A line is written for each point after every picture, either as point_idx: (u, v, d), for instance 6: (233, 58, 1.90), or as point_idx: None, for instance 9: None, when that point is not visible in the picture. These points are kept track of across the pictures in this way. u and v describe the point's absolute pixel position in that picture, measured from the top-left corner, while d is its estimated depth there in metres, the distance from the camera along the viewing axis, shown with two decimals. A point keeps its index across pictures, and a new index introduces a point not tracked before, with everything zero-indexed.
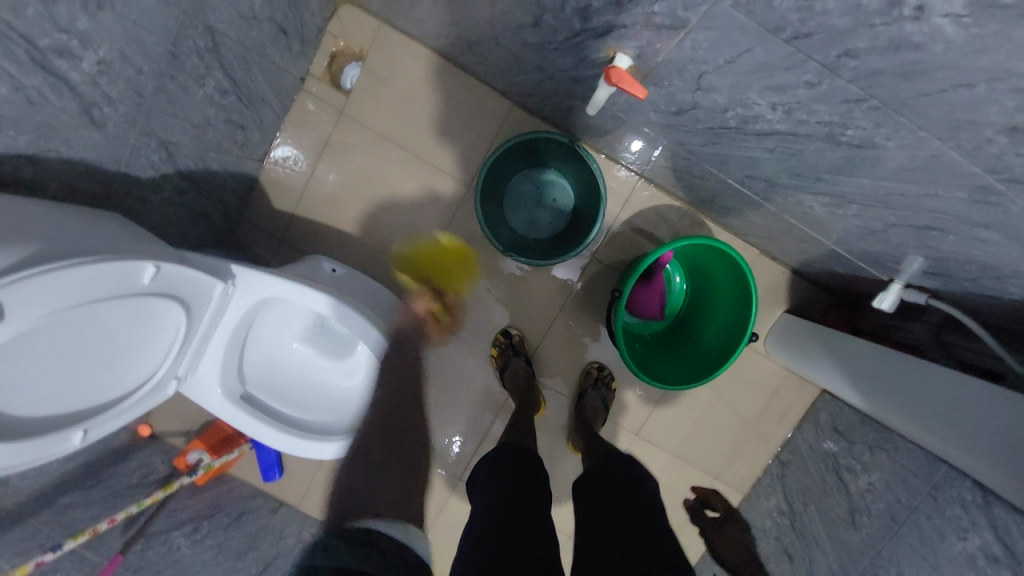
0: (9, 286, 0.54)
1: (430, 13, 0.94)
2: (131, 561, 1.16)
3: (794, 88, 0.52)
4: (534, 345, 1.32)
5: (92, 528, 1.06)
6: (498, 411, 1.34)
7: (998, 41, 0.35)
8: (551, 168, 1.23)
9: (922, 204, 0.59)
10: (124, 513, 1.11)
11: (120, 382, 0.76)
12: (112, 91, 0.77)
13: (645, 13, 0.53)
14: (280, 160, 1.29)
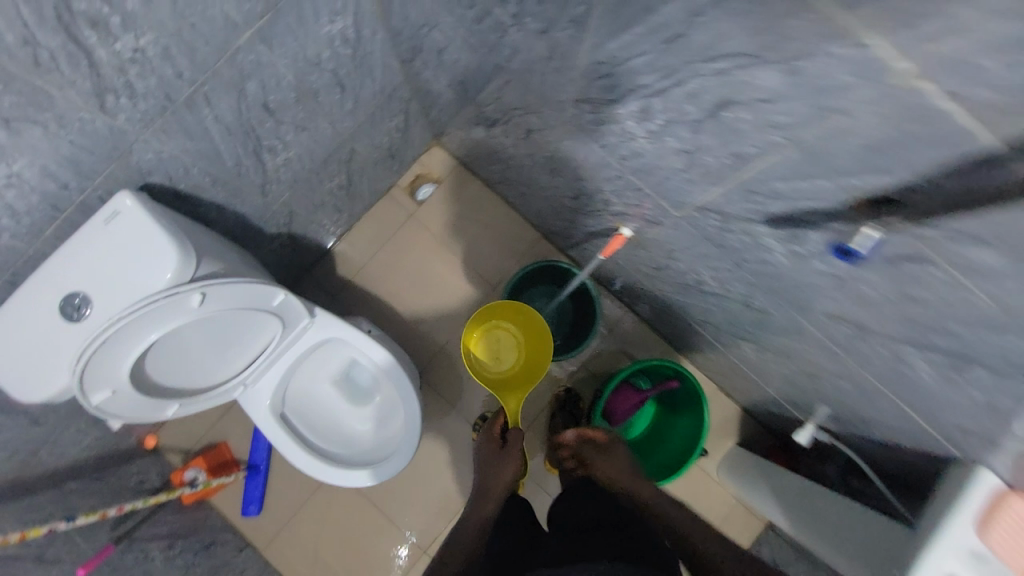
0: (208, 288, 0.79)
1: (501, 170, 1.36)
2: (113, 559, 1.19)
3: (721, 273, 0.85)
4: None
5: (104, 511, 1.14)
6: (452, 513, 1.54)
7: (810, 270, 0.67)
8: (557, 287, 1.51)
9: (807, 361, 0.89)
10: (132, 505, 1.20)
11: (213, 374, 0.97)
12: (280, 176, 1.13)
13: (639, 214, 0.89)
14: (353, 238, 1.64)
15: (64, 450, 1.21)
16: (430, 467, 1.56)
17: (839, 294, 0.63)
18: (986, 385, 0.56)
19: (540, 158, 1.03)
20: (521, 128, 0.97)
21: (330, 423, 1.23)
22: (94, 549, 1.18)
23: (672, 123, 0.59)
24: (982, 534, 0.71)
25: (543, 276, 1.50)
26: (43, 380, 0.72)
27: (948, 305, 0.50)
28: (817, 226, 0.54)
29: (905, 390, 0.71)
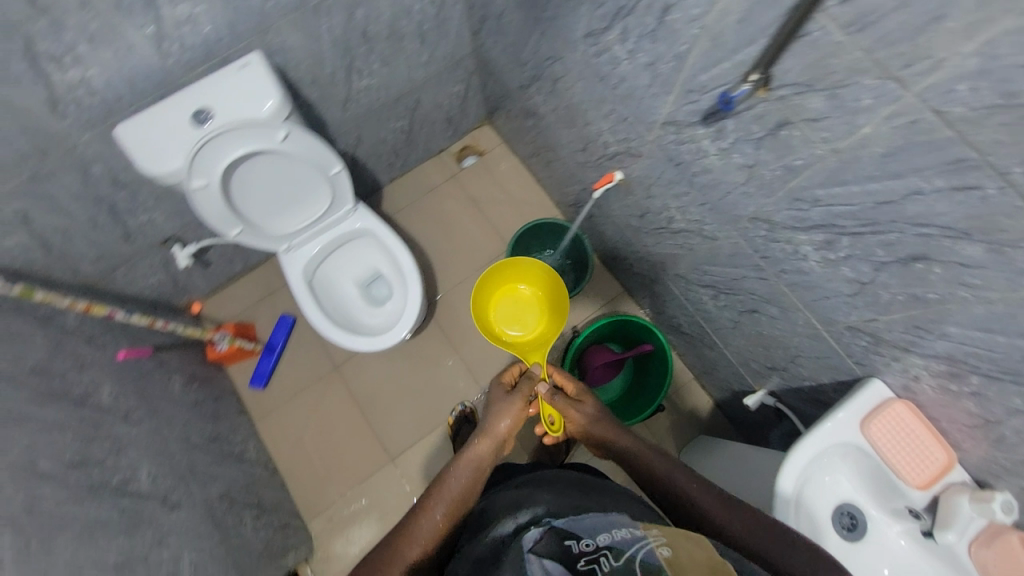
0: (288, 128, 1.06)
1: (535, 137, 1.62)
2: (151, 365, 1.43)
3: (682, 198, 1.02)
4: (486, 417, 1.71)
5: (155, 320, 1.41)
6: (423, 438, 1.70)
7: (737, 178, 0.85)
8: (553, 240, 1.67)
9: (749, 293, 1.02)
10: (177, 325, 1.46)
11: (268, 220, 1.26)
12: (360, 99, 1.45)
13: (628, 147, 1.08)
14: (401, 183, 1.93)
15: (132, 278, 1.48)
16: (415, 386, 1.74)
17: (754, 189, 0.80)
18: (850, 257, 0.71)
19: (562, 111, 1.27)
20: (549, 81, 1.23)
21: (344, 307, 1.46)
22: (132, 346, 1.39)
23: (641, 39, 0.81)
24: (863, 427, 0.82)
25: (546, 232, 1.66)
26: (159, 158, 0.99)
27: (810, 167, 0.67)
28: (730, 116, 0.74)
29: (811, 295, 0.85)
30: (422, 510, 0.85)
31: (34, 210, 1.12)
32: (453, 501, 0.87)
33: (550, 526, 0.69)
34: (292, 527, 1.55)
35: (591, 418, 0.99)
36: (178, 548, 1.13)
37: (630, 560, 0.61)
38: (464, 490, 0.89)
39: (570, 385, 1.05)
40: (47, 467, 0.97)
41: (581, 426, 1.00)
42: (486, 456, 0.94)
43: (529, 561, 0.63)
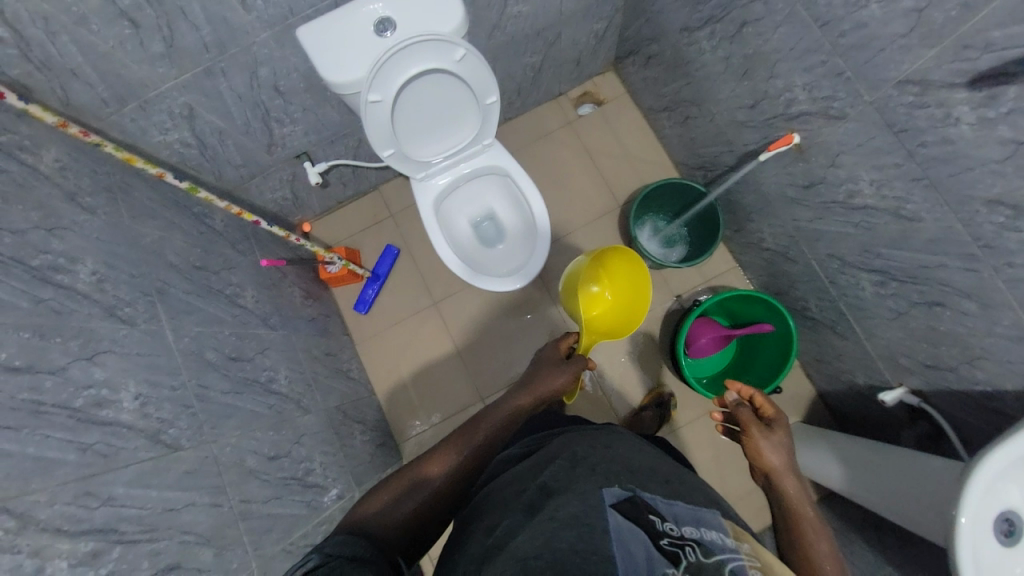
0: (469, 49, 1.03)
1: (676, 89, 1.51)
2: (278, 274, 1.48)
3: (885, 169, 0.92)
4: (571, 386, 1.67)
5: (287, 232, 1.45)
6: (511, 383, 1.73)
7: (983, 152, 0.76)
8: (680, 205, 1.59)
9: (939, 282, 0.94)
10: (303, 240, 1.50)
11: (413, 145, 1.23)
12: (507, 27, 1.37)
13: (825, 106, 0.98)
14: (513, 125, 1.86)
15: (263, 190, 1.50)
16: (507, 333, 1.76)
17: (1014, 168, 0.72)
18: None
19: (736, 60, 1.17)
20: (733, 24, 1.12)
21: (461, 244, 1.46)
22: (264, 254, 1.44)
23: None
24: None
25: (672, 194, 1.57)
26: (344, 66, 0.97)
27: None
28: (1020, 78, 0.66)
29: None
30: (451, 446, 0.93)
31: (201, 107, 1.14)
32: (479, 441, 0.95)
33: (636, 495, 0.68)
34: (388, 447, 1.64)
35: (777, 448, 0.90)
36: (311, 449, 1.21)
37: (720, 561, 0.57)
38: (491, 436, 0.97)
39: (770, 407, 0.98)
40: (211, 356, 1.03)
41: (762, 453, 0.90)
42: (520, 412, 1.04)
43: (610, 513, 0.62)
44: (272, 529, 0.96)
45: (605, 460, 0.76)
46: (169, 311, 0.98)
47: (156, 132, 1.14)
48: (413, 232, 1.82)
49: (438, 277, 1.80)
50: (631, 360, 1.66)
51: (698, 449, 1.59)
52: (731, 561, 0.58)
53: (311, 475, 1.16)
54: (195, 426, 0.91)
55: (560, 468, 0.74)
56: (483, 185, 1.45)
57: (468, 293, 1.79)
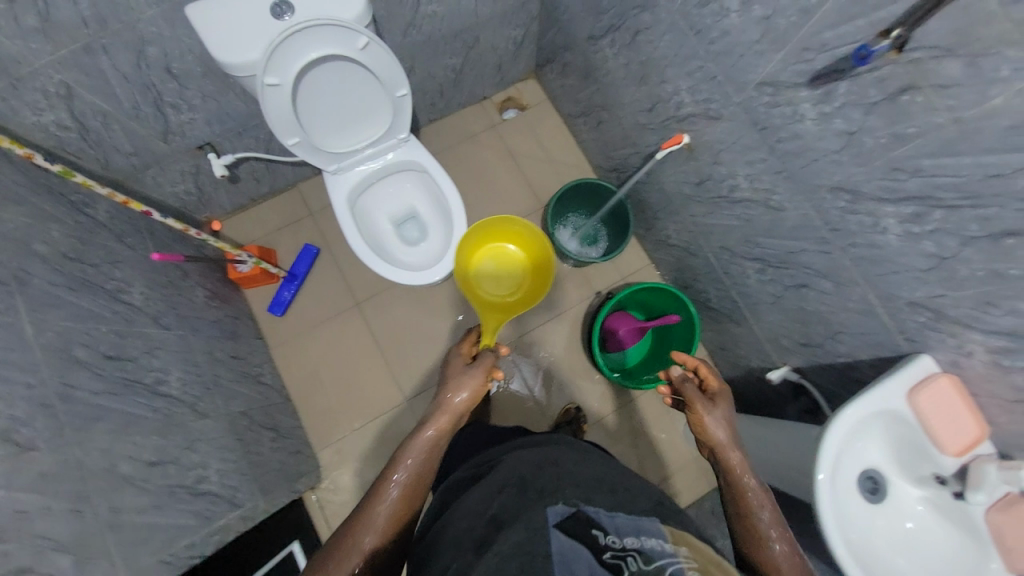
0: (372, 38, 1.04)
1: (589, 95, 1.60)
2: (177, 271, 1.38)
3: (755, 164, 1.02)
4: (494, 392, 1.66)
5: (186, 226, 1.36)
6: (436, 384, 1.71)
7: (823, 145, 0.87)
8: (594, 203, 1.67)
9: (803, 265, 1.05)
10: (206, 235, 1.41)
11: (322, 136, 1.21)
12: (422, 26, 1.39)
13: (705, 108, 1.08)
14: (438, 126, 1.87)
15: (160, 182, 1.40)
16: (433, 333, 1.74)
17: (846, 158, 0.83)
18: (936, 231, 0.76)
19: (633, 66, 1.26)
20: (628, 32, 1.21)
21: (379, 239, 1.44)
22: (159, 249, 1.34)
23: None
24: (910, 397, 0.86)
25: (588, 193, 1.64)
26: (239, 47, 0.95)
27: (919, 136, 0.71)
28: (843, 78, 0.77)
29: (876, 270, 0.89)
30: (377, 495, 0.79)
31: (79, 86, 1.06)
32: (411, 478, 0.81)
33: (578, 510, 0.66)
34: (302, 455, 1.55)
35: (722, 423, 0.89)
36: (206, 455, 1.12)
37: (661, 567, 0.57)
38: (422, 468, 0.83)
39: (714, 380, 0.96)
40: (82, 354, 0.94)
41: (710, 427, 0.89)
42: (445, 431, 0.88)
43: (554, 534, 0.60)
44: (149, 540, 0.90)
45: (552, 481, 0.74)
46: (29, 303, 0.88)
47: (25, 111, 1.04)
48: (334, 231, 1.77)
49: (361, 277, 1.76)
50: (554, 357, 1.70)
51: (620, 441, 1.65)
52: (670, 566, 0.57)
53: (204, 483, 1.07)
54: (55, 429, 0.82)
55: (511, 495, 0.72)
56: (402, 182, 1.45)
57: (391, 293, 1.76)
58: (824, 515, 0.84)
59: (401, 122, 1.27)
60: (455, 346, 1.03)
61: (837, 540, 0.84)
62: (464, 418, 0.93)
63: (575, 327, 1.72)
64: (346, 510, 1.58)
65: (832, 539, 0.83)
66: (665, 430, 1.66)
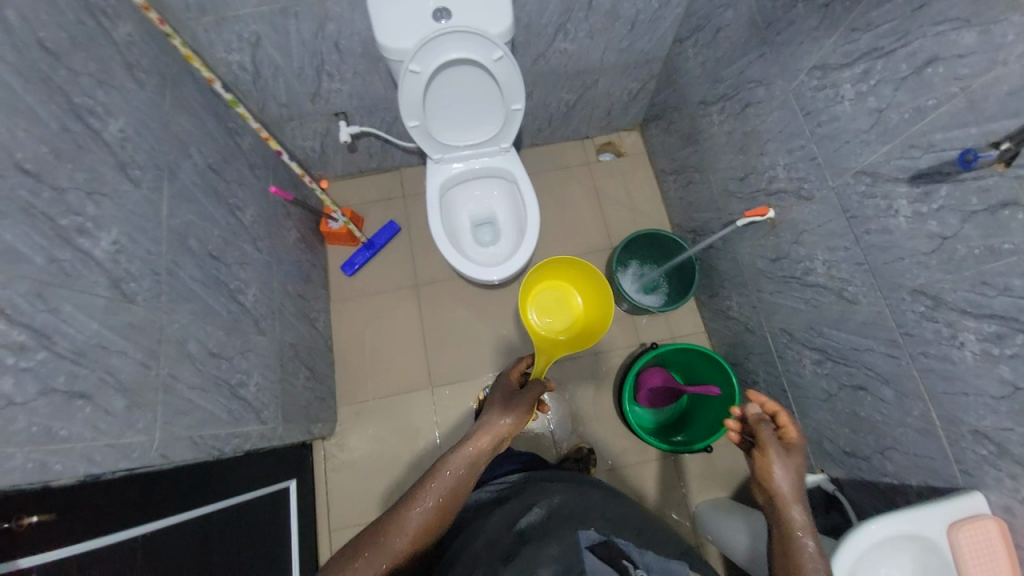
0: (508, 53, 1.19)
1: (686, 156, 1.66)
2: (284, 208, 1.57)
3: (836, 250, 1.01)
4: None
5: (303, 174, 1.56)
6: (463, 381, 1.76)
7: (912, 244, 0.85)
8: (662, 256, 1.70)
9: (865, 365, 1.00)
10: (315, 186, 1.61)
11: (438, 126, 1.36)
12: (553, 58, 1.54)
13: (799, 186, 1.09)
14: (537, 151, 2.01)
15: (296, 134, 1.63)
16: (475, 333, 1.81)
17: (936, 261, 0.81)
18: (1018, 357, 0.72)
19: (737, 135, 1.31)
20: (740, 103, 1.26)
21: (456, 230, 1.54)
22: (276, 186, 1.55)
23: (882, 84, 0.85)
24: (950, 533, 0.79)
25: (658, 245, 1.67)
26: (399, 36, 1.12)
27: (1020, 254, 0.69)
28: (949, 181, 0.77)
29: (944, 386, 0.84)
30: (412, 499, 0.77)
31: (268, 40, 1.29)
32: (448, 490, 0.79)
33: (609, 539, 0.68)
34: (326, 404, 1.65)
35: (791, 476, 0.81)
36: (252, 366, 1.25)
37: None
38: (461, 482, 0.80)
39: (794, 428, 0.86)
40: (194, 245, 1.10)
41: (773, 478, 0.81)
42: (487, 450, 0.86)
43: (587, 554, 0.64)
44: (189, 414, 1.01)
45: (577, 513, 0.80)
46: (171, 190, 1.06)
47: (221, 48, 1.28)
48: (418, 216, 1.92)
49: (428, 264, 1.88)
50: (580, 392, 1.69)
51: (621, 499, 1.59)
52: None
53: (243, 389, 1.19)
54: (154, 293, 0.96)
55: (536, 520, 0.78)
56: (490, 187, 1.57)
57: (450, 285, 1.86)
58: None
59: (507, 133, 1.41)
60: (504, 373, 1.05)
61: None
62: (504, 442, 0.90)
63: (610, 370, 1.71)
64: (346, 469, 1.65)
65: None
66: (673, 503, 1.58)
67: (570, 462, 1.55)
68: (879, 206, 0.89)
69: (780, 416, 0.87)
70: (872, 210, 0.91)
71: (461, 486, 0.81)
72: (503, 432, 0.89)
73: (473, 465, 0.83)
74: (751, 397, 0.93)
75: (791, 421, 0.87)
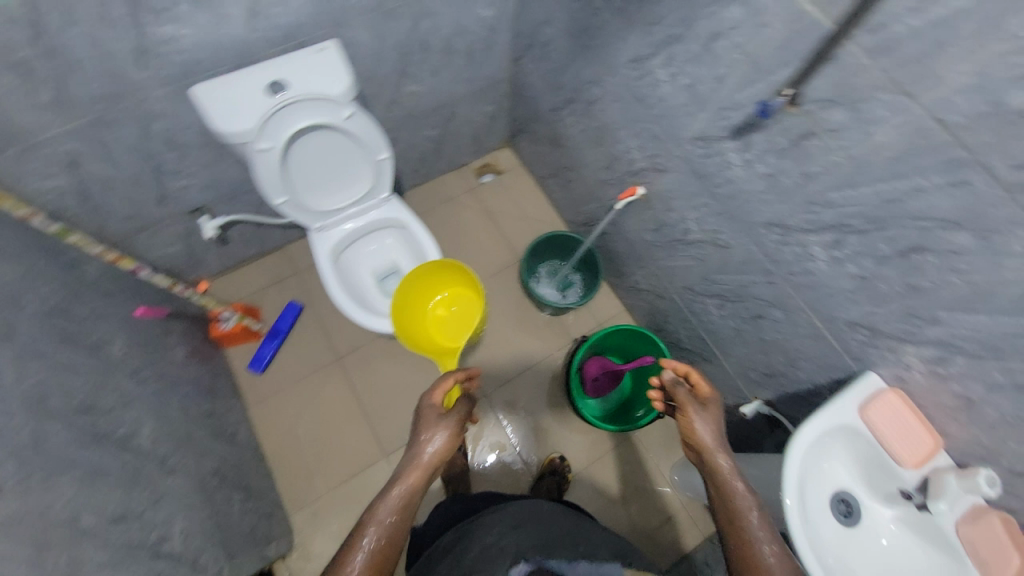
0: (356, 109, 1.19)
1: (556, 159, 1.77)
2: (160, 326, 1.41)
3: (700, 207, 1.14)
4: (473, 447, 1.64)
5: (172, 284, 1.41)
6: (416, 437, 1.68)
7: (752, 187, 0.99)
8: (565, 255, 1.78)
9: (754, 296, 1.13)
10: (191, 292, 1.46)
11: (307, 195, 1.32)
12: (405, 102, 1.57)
13: (654, 162, 1.22)
14: (419, 190, 2.02)
15: (152, 244, 1.48)
16: (413, 384, 1.74)
17: (774, 196, 0.95)
18: (856, 254, 0.87)
19: (591, 131, 1.43)
20: (584, 103, 1.38)
21: (361, 291, 1.49)
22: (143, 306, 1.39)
23: (685, 64, 0.99)
24: (861, 414, 0.94)
25: (558, 246, 1.75)
26: (237, 118, 1.08)
27: (827, 173, 0.84)
28: (760, 130, 0.91)
29: (815, 295, 0.98)
30: (341, 565, 0.71)
31: (87, 156, 1.16)
32: (382, 542, 0.74)
33: (537, 566, 0.63)
34: (275, 518, 1.49)
35: (710, 429, 0.87)
36: (172, 512, 1.09)
37: None
38: (394, 533, 0.76)
39: (706, 385, 0.92)
40: (56, 404, 0.94)
41: (698, 437, 0.86)
42: (415, 489, 0.81)
43: None
44: None
45: (516, 541, 0.72)
46: (15, 351, 0.90)
47: (32, 178, 1.13)
48: (317, 288, 1.83)
49: (342, 333, 1.79)
50: (533, 406, 1.71)
51: (603, 492, 1.62)
52: None
53: (167, 542, 1.04)
54: (23, 474, 0.80)
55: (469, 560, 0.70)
56: (382, 238, 1.54)
57: (373, 346, 1.78)
58: (797, 538, 0.88)
59: (383, 183, 1.41)
60: (426, 396, 0.92)
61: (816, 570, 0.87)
62: (436, 472, 0.86)
63: (554, 374, 1.75)
64: None
65: (808, 562, 0.87)
66: (649, 476, 1.64)
67: (548, 476, 1.56)
68: (719, 163, 1.03)
69: (691, 376, 0.92)
70: (714, 167, 1.04)
71: (393, 539, 0.75)
72: (429, 467, 0.83)
73: (397, 512, 0.78)
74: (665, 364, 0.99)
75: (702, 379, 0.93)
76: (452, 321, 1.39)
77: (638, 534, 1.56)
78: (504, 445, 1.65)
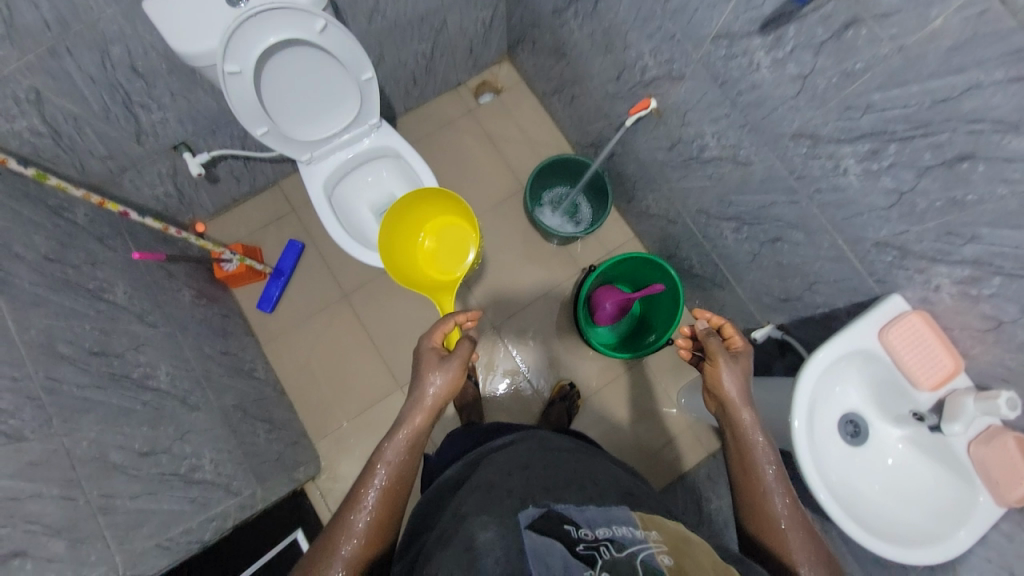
0: (332, 20, 1.05)
1: (560, 71, 1.60)
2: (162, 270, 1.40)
3: (720, 120, 1.03)
4: (483, 377, 1.67)
5: (166, 226, 1.37)
6: None
7: (779, 93, 0.87)
8: (572, 180, 1.68)
9: (774, 218, 1.06)
10: (187, 234, 1.43)
11: (289, 123, 1.22)
12: (388, 10, 1.39)
13: (669, 69, 1.08)
14: (414, 115, 1.88)
15: (140, 186, 1.42)
16: (422, 319, 1.75)
17: (805, 102, 0.84)
18: (894, 166, 0.78)
19: (598, 35, 1.26)
20: (590, 1, 1.21)
21: (359, 227, 1.43)
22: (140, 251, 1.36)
23: None
24: (880, 337, 0.90)
25: (564, 171, 1.64)
26: (199, 36, 0.97)
27: (870, 71, 0.72)
28: (793, 21, 0.78)
29: (842, 214, 0.91)
30: (354, 500, 0.75)
31: (47, 91, 1.07)
32: (391, 480, 0.76)
33: (549, 510, 0.65)
34: (301, 445, 1.58)
35: (738, 381, 0.82)
36: (199, 445, 1.15)
37: (632, 554, 0.56)
38: (402, 472, 0.78)
39: (739, 339, 0.88)
40: (66, 350, 0.94)
41: (726, 389, 0.82)
42: (421, 430, 0.82)
43: (525, 535, 0.61)
44: (143, 524, 0.93)
45: (522, 482, 0.73)
46: (15, 301, 0.90)
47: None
48: (317, 225, 1.78)
49: (346, 270, 1.76)
50: (542, 336, 1.71)
51: (611, 415, 1.66)
52: (644, 555, 0.57)
53: (197, 472, 1.10)
54: (42, 419, 0.83)
55: (477, 499, 0.71)
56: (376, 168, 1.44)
57: (378, 283, 1.76)
58: (802, 458, 0.89)
59: (371, 107, 1.29)
60: (426, 338, 0.91)
61: (820, 487, 0.89)
62: (440, 413, 0.86)
63: (562, 305, 1.73)
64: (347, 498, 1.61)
65: (812, 480, 0.88)
66: (657, 400, 1.67)
67: (558, 402, 1.59)
68: (743, 65, 0.90)
69: (727, 330, 0.88)
70: (738, 70, 0.92)
71: (402, 478, 0.78)
72: (432, 410, 0.84)
73: (405, 454, 0.79)
74: (697, 313, 0.94)
75: (738, 334, 0.88)
76: (444, 250, 1.33)
77: (645, 452, 1.63)
78: (514, 375, 1.68)
